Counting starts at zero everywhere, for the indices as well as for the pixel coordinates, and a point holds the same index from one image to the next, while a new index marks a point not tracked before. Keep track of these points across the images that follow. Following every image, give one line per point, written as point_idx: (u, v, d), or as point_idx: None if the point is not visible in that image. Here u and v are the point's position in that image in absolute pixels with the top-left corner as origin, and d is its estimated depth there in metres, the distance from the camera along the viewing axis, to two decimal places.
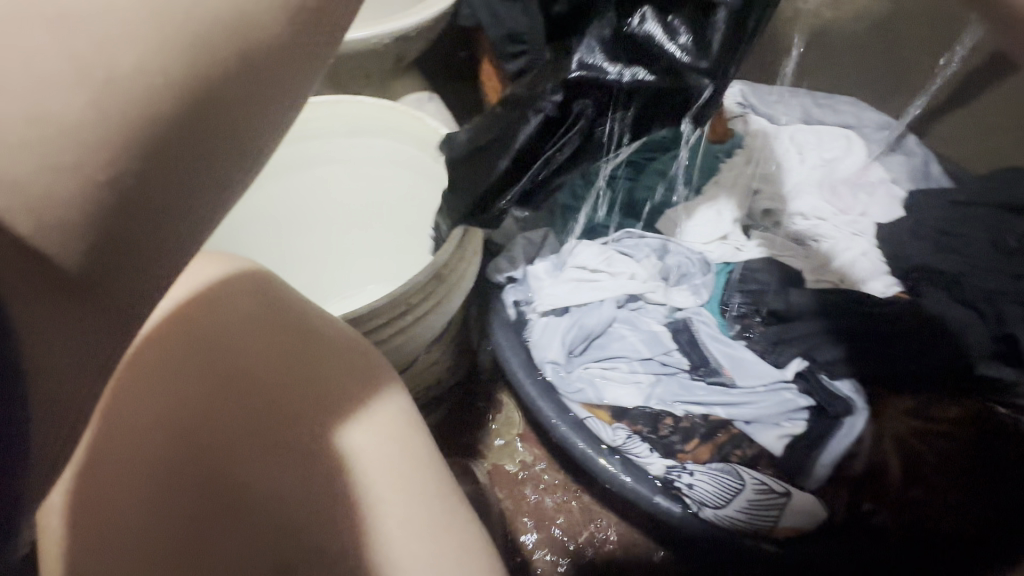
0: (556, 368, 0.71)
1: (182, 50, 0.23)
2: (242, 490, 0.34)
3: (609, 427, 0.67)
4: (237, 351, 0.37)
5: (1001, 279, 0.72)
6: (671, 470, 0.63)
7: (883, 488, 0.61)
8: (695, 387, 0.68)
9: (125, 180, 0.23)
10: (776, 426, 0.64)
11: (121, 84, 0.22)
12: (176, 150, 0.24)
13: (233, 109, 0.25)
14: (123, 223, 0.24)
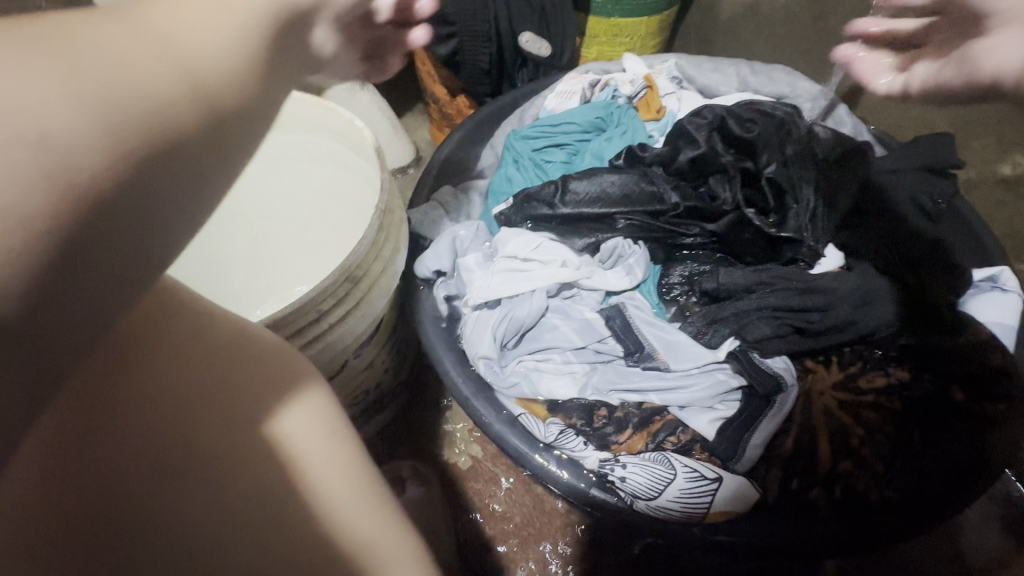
0: (489, 364, 0.68)
1: (179, 76, 0.22)
2: (190, 509, 0.29)
3: (542, 423, 0.64)
4: (174, 360, 0.31)
5: (923, 245, 0.71)
6: (604, 463, 0.60)
7: (813, 464, 0.61)
8: (630, 374, 0.66)
9: (102, 194, 0.19)
10: (708, 409, 0.63)
11: (131, 115, 0.20)
12: (154, 172, 0.21)
13: (235, 142, 0.24)
14: (91, 243, 0.19)
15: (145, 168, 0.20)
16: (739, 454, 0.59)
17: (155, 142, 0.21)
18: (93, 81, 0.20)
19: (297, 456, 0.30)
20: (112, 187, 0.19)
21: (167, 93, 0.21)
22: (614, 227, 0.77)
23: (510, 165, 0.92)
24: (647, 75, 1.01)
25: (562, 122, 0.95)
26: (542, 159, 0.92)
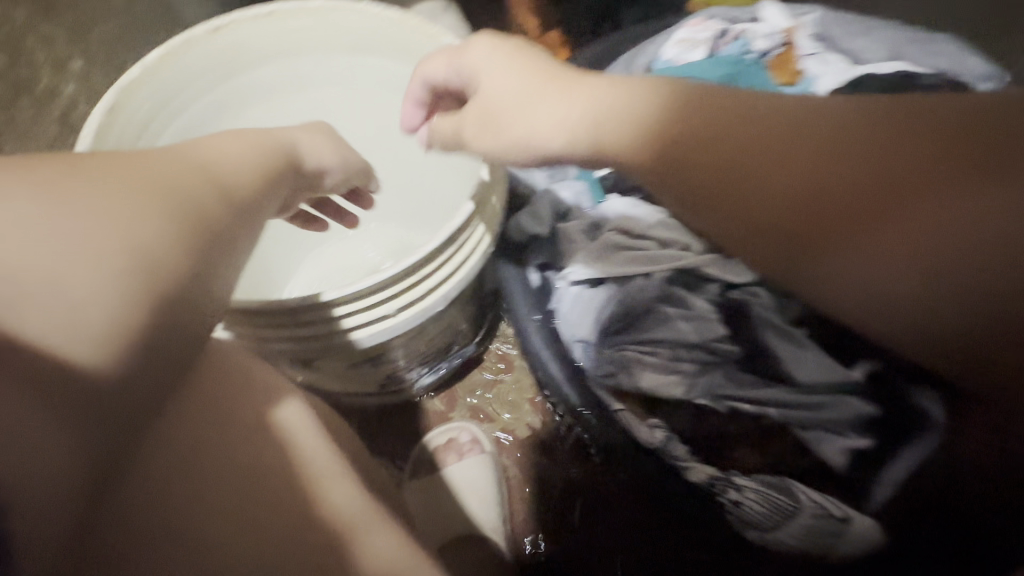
0: (587, 348, 0.62)
1: (163, 210, 0.34)
2: (249, 513, 0.38)
3: (645, 424, 0.59)
4: (207, 413, 0.40)
5: None
6: (715, 480, 0.53)
7: (947, 506, 0.53)
8: (747, 381, 0.58)
9: (176, 289, 0.32)
10: (838, 436, 0.55)
11: (179, 240, 0.34)
12: (187, 276, 0.33)
13: (218, 221, 0.36)
14: (161, 329, 0.32)
15: (201, 248, 0.35)
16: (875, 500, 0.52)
17: (181, 245, 0.33)
18: (120, 202, 0.33)
19: (300, 441, 0.41)
20: (140, 284, 0.31)
21: (160, 235, 0.33)
22: None
23: None
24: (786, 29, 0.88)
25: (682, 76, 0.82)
26: None
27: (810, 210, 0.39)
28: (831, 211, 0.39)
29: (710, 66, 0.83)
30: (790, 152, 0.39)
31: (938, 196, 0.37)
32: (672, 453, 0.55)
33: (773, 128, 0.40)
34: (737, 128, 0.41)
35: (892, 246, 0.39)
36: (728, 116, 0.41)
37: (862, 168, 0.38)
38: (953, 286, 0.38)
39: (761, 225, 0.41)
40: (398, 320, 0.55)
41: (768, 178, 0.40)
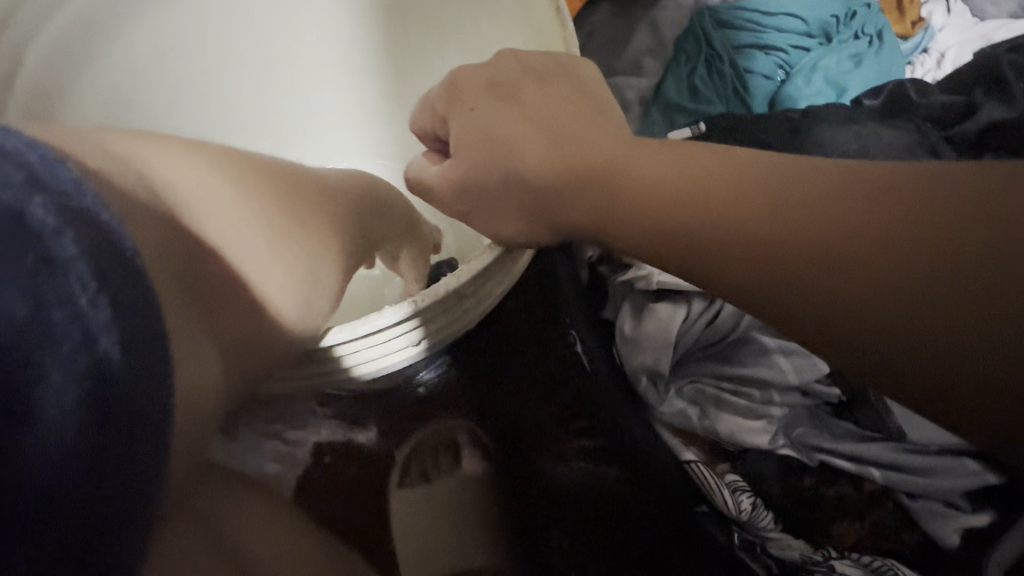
0: (653, 379, 0.48)
1: (321, 204, 0.36)
2: None
3: (724, 485, 0.46)
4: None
5: None
6: (807, 559, 0.43)
7: None
8: (843, 432, 0.48)
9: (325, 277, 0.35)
10: (948, 509, 0.45)
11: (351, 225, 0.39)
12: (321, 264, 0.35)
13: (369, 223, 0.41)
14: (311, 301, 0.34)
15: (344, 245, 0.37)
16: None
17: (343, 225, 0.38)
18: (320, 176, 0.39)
19: None
20: (319, 266, 0.35)
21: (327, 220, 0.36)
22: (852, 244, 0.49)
23: (696, 64, 0.62)
24: None
25: (781, 12, 0.63)
26: (742, 66, 0.62)
27: (770, 258, 0.28)
28: (836, 292, 0.27)
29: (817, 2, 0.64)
30: (791, 225, 0.28)
31: (973, 277, 0.24)
32: (756, 523, 0.45)
33: (787, 190, 0.28)
34: (752, 188, 0.29)
35: (911, 339, 0.25)
36: (750, 188, 0.29)
37: (888, 241, 0.26)
38: (994, 409, 0.24)
39: (757, 303, 0.29)
40: (400, 353, 0.41)
41: (730, 222, 0.29)
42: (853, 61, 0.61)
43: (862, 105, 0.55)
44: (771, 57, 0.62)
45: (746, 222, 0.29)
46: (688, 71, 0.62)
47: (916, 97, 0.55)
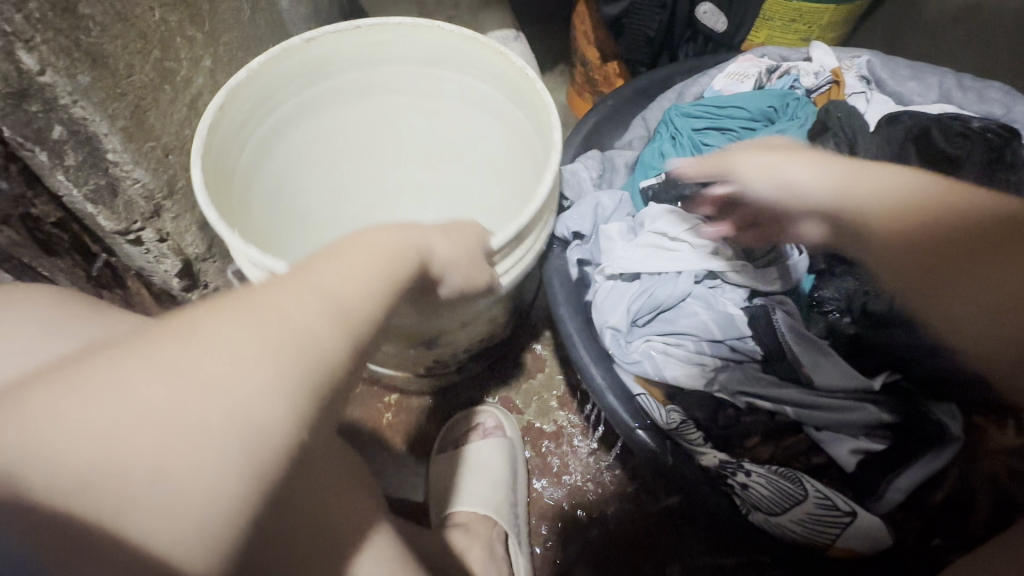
0: (616, 335, 0.67)
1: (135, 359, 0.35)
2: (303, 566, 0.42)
3: (663, 408, 0.62)
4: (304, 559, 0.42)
5: None
6: (724, 463, 0.57)
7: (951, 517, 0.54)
8: (761, 379, 0.62)
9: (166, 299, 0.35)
10: (851, 438, 0.57)
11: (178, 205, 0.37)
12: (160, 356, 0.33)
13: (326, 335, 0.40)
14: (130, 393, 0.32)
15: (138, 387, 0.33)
16: (881, 496, 0.55)
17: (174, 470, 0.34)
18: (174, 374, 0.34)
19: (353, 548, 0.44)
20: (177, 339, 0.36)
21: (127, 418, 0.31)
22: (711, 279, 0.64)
23: (665, 140, 0.88)
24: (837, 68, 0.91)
25: (728, 104, 0.88)
26: (699, 140, 0.86)
27: (945, 251, 0.50)
28: (971, 274, 0.50)
29: (755, 96, 0.87)
30: (912, 212, 0.49)
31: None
32: (687, 436, 0.60)
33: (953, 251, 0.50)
34: (935, 208, 0.48)
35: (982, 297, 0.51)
36: (962, 225, 0.48)
37: (988, 257, 0.49)
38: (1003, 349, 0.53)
39: (882, 255, 0.52)
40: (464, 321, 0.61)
41: (888, 228, 0.50)
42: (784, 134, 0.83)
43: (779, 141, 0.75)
44: (724, 134, 0.87)
45: (875, 216, 0.50)
46: (660, 142, 0.87)
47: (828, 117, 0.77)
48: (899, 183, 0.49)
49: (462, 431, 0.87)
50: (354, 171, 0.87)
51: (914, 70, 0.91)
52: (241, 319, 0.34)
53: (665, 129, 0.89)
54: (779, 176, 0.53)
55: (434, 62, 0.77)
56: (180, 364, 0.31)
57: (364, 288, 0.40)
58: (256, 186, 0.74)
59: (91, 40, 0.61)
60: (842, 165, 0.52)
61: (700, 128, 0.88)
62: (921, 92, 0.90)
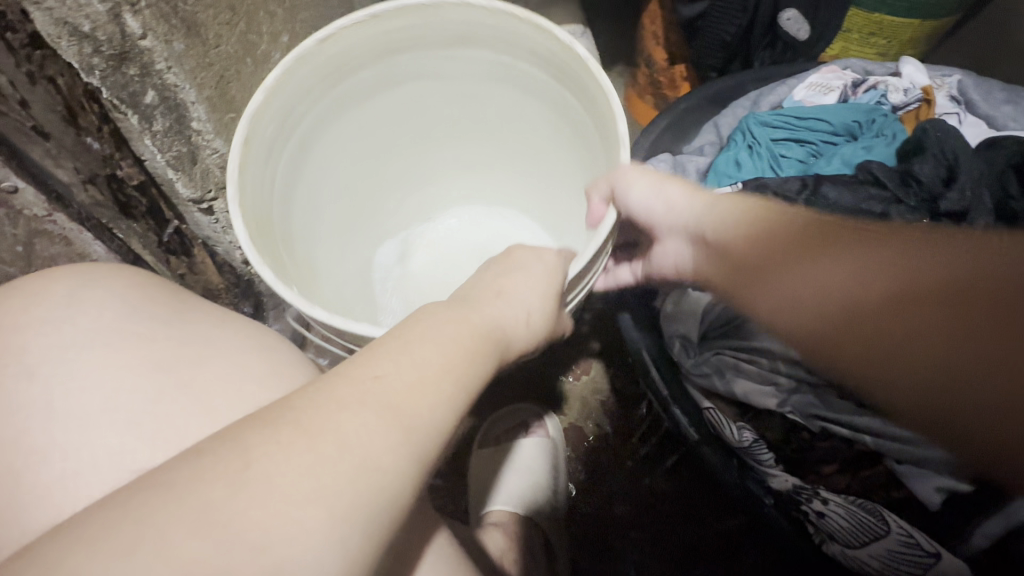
0: (684, 346, 0.65)
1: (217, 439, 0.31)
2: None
3: (734, 425, 0.59)
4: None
5: None
6: (796, 488, 0.55)
7: None
8: (839, 404, 0.59)
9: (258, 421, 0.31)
10: (936, 474, 0.54)
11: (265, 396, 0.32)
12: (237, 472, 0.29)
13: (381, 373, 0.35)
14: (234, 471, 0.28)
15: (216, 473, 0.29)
16: (966, 538, 0.52)
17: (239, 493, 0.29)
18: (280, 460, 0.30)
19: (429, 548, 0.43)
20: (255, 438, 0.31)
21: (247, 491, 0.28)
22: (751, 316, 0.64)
23: (741, 148, 0.85)
24: (928, 85, 0.87)
25: (811, 116, 0.84)
26: (777, 151, 0.83)
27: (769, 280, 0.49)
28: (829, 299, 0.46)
29: (841, 110, 0.84)
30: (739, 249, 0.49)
31: (940, 330, 0.41)
32: (758, 457, 0.57)
33: (809, 266, 0.47)
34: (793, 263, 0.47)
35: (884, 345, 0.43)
36: (778, 252, 0.48)
37: (904, 297, 0.42)
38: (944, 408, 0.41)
39: (749, 290, 0.50)
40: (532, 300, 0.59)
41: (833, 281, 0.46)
42: (870, 148, 0.79)
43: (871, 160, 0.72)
44: (802, 147, 0.84)
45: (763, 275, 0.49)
46: (734, 150, 0.85)
47: (930, 137, 0.72)
48: (735, 220, 0.50)
49: (507, 426, 0.83)
50: (392, 167, 0.82)
51: (1011, 93, 0.86)
52: (336, 401, 0.31)
53: (741, 137, 0.86)
54: (660, 188, 0.51)
55: (461, 42, 0.68)
56: (283, 446, 0.29)
57: (443, 365, 0.35)
58: (298, 221, 0.69)
59: (188, 9, 0.61)
60: (705, 196, 0.52)
61: (778, 138, 0.85)
62: (1017, 117, 0.85)
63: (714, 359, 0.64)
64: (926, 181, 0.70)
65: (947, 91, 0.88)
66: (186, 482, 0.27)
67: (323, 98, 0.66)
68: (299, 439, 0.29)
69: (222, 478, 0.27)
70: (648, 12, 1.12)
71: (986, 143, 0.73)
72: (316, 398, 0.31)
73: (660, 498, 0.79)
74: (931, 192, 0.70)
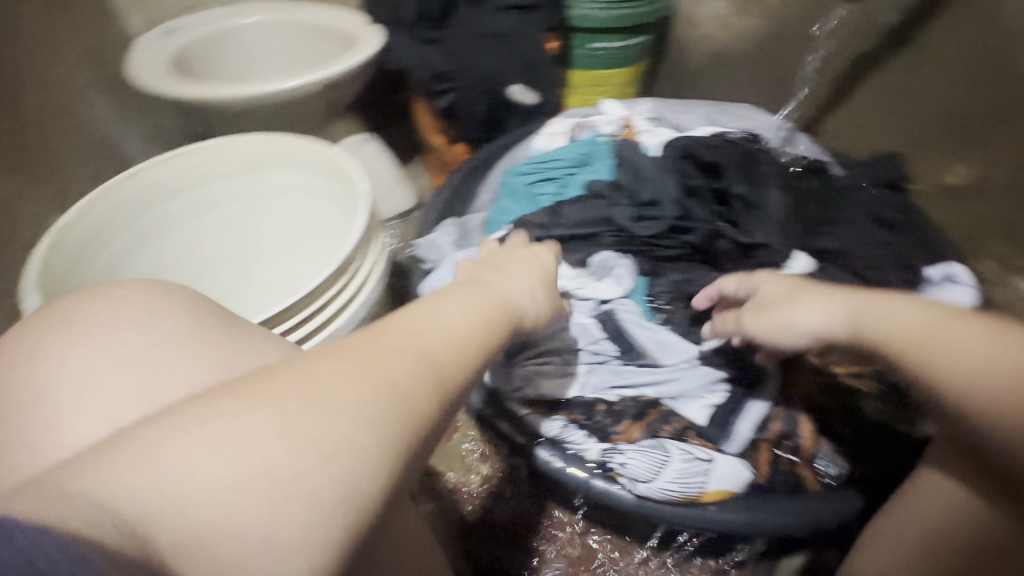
0: (497, 369, 0.73)
1: (204, 438, 0.32)
2: None
3: (547, 419, 0.69)
4: None
5: (872, 247, 0.84)
6: (605, 452, 0.65)
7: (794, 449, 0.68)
8: (625, 370, 0.72)
9: (209, 402, 0.35)
10: (699, 398, 0.69)
11: (223, 393, 0.36)
12: (200, 482, 0.31)
13: (376, 345, 0.41)
14: (158, 512, 0.30)
15: (182, 492, 0.31)
16: (729, 434, 0.66)
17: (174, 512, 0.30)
18: (221, 451, 0.32)
19: None
20: (215, 420, 0.33)
21: (237, 482, 0.31)
22: None
23: (505, 198, 1.01)
24: (624, 116, 1.13)
25: (550, 159, 1.03)
26: (533, 192, 1.00)
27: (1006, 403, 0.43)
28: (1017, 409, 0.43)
29: (570, 148, 1.04)
30: (918, 340, 0.49)
31: None
32: (570, 439, 0.67)
33: (987, 376, 0.44)
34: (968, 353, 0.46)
35: None
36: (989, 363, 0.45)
37: None
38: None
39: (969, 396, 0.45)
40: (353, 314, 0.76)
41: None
42: (598, 169, 0.99)
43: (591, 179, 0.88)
44: (553, 183, 1.01)
45: (1006, 389, 0.43)
46: (500, 202, 1.01)
47: (628, 152, 0.91)
48: (908, 326, 0.50)
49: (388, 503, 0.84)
50: (209, 187, 0.94)
51: (684, 107, 1.18)
52: (345, 379, 0.37)
53: (504, 189, 1.03)
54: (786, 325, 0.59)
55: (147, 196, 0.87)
56: (295, 404, 0.35)
57: (437, 347, 0.44)
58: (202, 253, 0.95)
59: None
60: (838, 306, 0.55)
61: (530, 181, 1.01)
62: (693, 121, 1.15)
63: (519, 374, 0.73)
64: (629, 183, 0.86)
65: (639, 106, 1.16)
66: (177, 427, 0.33)
67: (131, 199, 0.85)
68: (301, 404, 0.35)
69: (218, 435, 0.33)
70: (414, 100, 1.37)
71: (675, 140, 0.95)
72: (322, 371, 0.37)
73: (545, 520, 0.84)
74: (634, 189, 0.86)
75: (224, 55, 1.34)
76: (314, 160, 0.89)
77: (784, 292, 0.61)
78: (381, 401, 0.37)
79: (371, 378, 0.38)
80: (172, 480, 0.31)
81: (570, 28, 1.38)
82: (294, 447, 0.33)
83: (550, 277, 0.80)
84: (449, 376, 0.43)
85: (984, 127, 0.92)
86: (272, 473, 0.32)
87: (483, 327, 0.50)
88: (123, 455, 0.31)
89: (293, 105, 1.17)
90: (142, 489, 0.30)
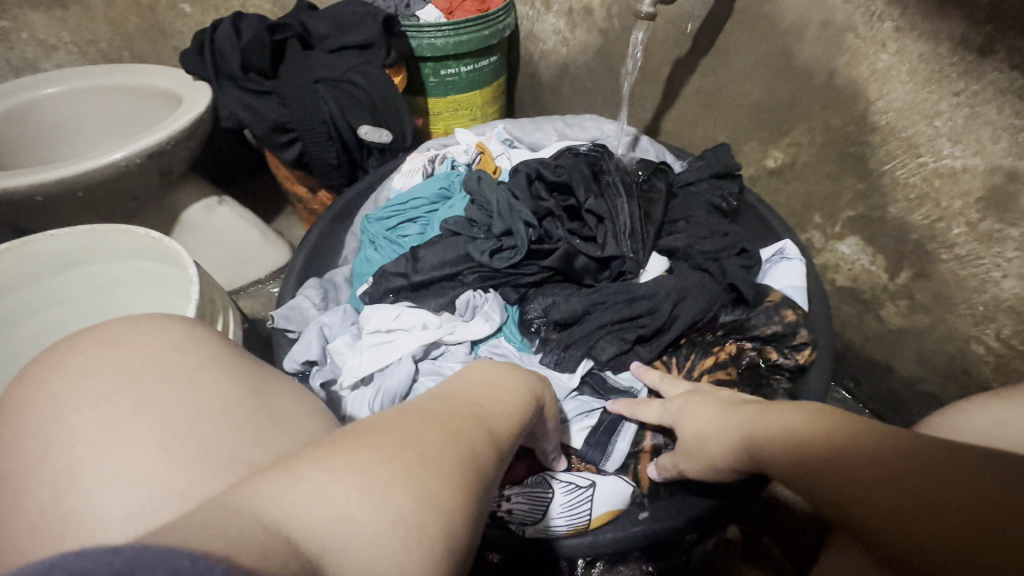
0: None
1: (343, 478, 0.35)
2: None
3: None
4: None
5: (714, 239, 0.91)
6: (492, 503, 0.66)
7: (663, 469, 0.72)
8: None
9: (327, 451, 0.37)
10: (576, 424, 0.75)
11: (344, 439, 0.38)
12: (331, 523, 0.33)
13: (455, 406, 0.46)
14: (306, 536, 0.32)
15: (330, 524, 0.33)
16: (607, 454, 0.72)
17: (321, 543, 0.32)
18: (349, 488, 0.35)
19: None
20: (333, 465, 0.36)
21: (373, 515, 0.34)
22: (402, 366, 0.74)
23: (368, 247, 0.98)
24: (478, 143, 1.13)
25: (409, 198, 1.00)
26: (397, 236, 0.97)
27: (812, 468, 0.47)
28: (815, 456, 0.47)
29: (427, 184, 1.01)
30: (797, 449, 0.49)
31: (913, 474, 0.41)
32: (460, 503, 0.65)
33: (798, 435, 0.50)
34: (840, 449, 0.46)
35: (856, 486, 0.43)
36: (846, 454, 0.45)
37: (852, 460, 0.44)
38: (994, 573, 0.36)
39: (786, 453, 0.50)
40: None
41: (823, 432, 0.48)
42: (456, 203, 0.98)
43: (446, 219, 0.90)
44: (415, 223, 0.99)
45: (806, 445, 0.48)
46: (364, 254, 0.97)
47: (478, 187, 0.94)
48: (797, 428, 0.50)
49: None
50: (13, 297, 0.80)
51: (536, 124, 1.19)
52: (440, 434, 0.41)
53: (365, 237, 0.99)
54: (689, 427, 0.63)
55: None
56: (407, 453, 0.38)
57: (494, 409, 0.48)
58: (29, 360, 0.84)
59: None
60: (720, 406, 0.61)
61: (391, 225, 0.98)
62: (546, 135, 1.18)
63: None
64: (481, 218, 0.89)
65: (489, 130, 1.18)
66: (314, 471, 0.35)
67: None
68: (416, 459, 0.38)
69: (365, 481, 0.35)
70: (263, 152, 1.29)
71: (524, 164, 0.97)
72: (420, 426, 0.41)
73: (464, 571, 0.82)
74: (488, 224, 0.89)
75: (26, 131, 1.17)
76: (139, 246, 0.80)
77: (687, 415, 0.64)
78: (466, 460, 0.41)
79: (461, 442, 0.42)
80: (318, 516, 0.33)
81: (417, 58, 1.36)
82: (402, 491, 0.36)
83: (414, 328, 0.78)
84: (506, 433, 0.47)
85: (783, 113, 0.96)
86: (392, 507, 0.35)
87: (532, 384, 0.56)
88: (292, 487, 0.34)
89: (115, 183, 1.04)
90: (297, 520, 0.32)
